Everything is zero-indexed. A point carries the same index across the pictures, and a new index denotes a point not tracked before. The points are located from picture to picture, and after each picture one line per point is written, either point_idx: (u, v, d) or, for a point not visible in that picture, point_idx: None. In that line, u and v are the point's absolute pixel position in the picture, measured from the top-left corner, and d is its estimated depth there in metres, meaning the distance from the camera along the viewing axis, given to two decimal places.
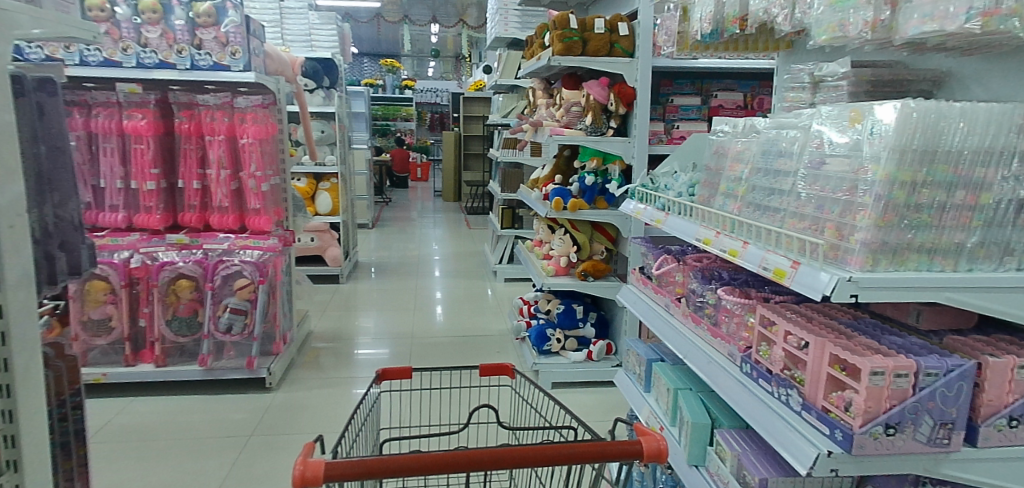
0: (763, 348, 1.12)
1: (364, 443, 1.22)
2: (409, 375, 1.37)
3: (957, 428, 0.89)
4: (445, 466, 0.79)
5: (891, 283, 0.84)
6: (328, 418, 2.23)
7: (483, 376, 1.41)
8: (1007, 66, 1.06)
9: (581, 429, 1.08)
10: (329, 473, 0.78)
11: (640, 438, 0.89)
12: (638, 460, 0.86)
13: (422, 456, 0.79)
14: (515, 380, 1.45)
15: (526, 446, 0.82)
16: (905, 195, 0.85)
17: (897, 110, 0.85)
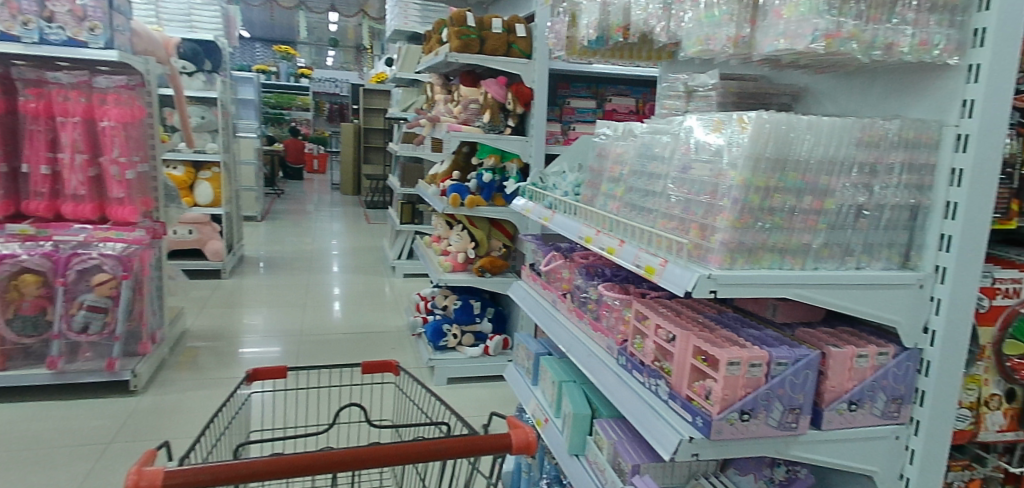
0: (638, 341, 1.17)
1: (223, 449, 1.18)
2: (282, 374, 1.33)
3: (804, 413, 0.97)
4: (301, 469, 0.77)
5: (746, 280, 0.91)
6: (199, 421, 2.12)
7: (365, 374, 1.39)
8: (852, 85, 1.18)
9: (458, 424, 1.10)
10: (167, 481, 0.74)
11: (510, 431, 0.92)
12: (508, 452, 0.89)
13: (274, 460, 0.77)
14: (399, 377, 1.44)
15: (389, 445, 0.82)
16: (759, 199, 0.92)
17: (753, 120, 0.92)
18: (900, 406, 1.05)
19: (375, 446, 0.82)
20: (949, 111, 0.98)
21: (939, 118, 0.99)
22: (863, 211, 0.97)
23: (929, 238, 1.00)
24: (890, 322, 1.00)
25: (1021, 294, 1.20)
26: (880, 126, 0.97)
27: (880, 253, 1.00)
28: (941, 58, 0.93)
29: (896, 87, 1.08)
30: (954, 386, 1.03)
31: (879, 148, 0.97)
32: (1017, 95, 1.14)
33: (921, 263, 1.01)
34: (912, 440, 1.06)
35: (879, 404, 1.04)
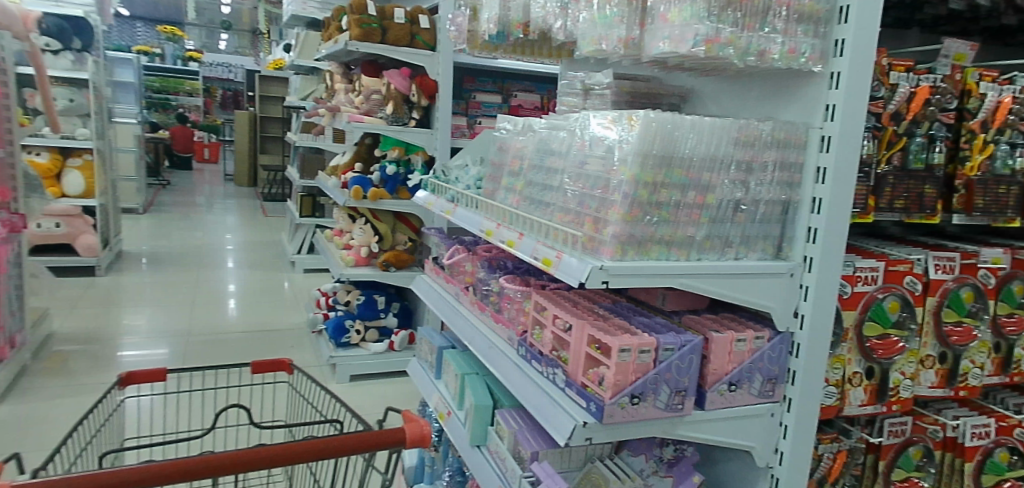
0: (537, 331, 1.20)
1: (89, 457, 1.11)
2: (160, 377, 1.27)
3: (689, 394, 1.03)
4: (171, 476, 0.74)
5: (635, 270, 0.95)
6: (63, 429, 1.96)
7: (256, 373, 1.34)
8: (732, 88, 1.26)
9: (352, 420, 1.09)
10: None
11: (406, 425, 0.92)
12: (402, 447, 0.90)
13: (140, 467, 0.74)
14: (293, 376, 1.40)
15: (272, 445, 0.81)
16: (647, 193, 0.97)
17: (641, 118, 0.96)
18: (774, 386, 1.14)
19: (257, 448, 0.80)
20: (814, 115, 1.07)
21: (806, 120, 1.08)
22: (741, 206, 1.05)
23: (798, 231, 1.09)
24: (765, 308, 1.09)
25: (878, 281, 1.34)
26: (756, 127, 1.04)
27: (756, 245, 1.08)
28: (806, 65, 1.02)
29: (770, 91, 1.16)
30: (820, 366, 1.13)
31: (755, 147, 1.04)
32: (873, 101, 1.28)
33: (792, 254, 1.10)
34: (785, 416, 1.15)
35: (756, 384, 1.12)
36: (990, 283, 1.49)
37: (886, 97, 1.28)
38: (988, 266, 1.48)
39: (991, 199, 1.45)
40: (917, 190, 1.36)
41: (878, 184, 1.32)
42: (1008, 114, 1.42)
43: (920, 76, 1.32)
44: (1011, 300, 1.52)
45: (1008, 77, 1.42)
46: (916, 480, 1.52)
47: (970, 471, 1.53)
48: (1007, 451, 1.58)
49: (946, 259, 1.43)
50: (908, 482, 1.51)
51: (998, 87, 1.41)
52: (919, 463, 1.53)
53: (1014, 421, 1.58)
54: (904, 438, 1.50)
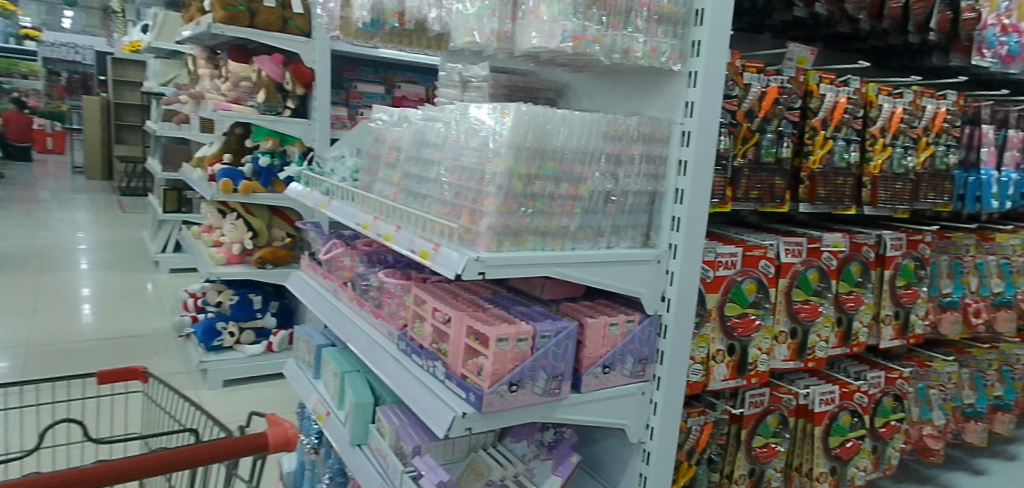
0: (417, 325, 1.17)
1: None
2: None
3: (566, 379, 1.05)
4: None
5: (510, 261, 0.96)
6: None
7: (102, 383, 1.23)
8: (603, 84, 1.31)
9: (213, 427, 1.05)
10: None
11: (269, 429, 0.94)
12: (265, 451, 0.91)
13: None
14: (148, 383, 1.32)
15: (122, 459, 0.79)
16: (522, 185, 0.98)
17: (513, 111, 0.97)
18: (645, 366, 1.21)
19: (38, 474, 0.75)
20: (675, 111, 1.14)
21: (669, 116, 1.15)
22: (612, 197, 1.10)
23: (664, 220, 1.16)
24: (635, 293, 1.15)
25: (737, 265, 1.46)
26: (623, 121, 1.09)
27: (626, 234, 1.14)
28: (667, 64, 1.09)
29: (636, 88, 1.22)
30: (685, 345, 1.21)
31: (622, 141, 1.09)
32: (728, 100, 1.39)
33: (659, 241, 1.17)
34: (655, 394, 1.23)
35: (628, 365, 1.18)
36: (832, 265, 1.67)
37: (739, 96, 1.40)
38: (830, 250, 1.66)
39: (831, 190, 1.61)
40: (768, 181, 1.49)
41: (735, 176, 1.43)
42: (843, 114, 1.60)
43: (769, 77, 1.45)
44: (850, 279, 1.71)
45: (843, 80, 1.60)
46: (774, 445, 1.67)
47: (819, 434, 1.71)
48: (849, 414, 1.77)
49: (795, 243, 1.58)
50: (767, 447, 1.65)
51: (835, 88, 1.58)
52: (776, 429, 1.68)
53: (854, 387, 1.78)
54: (763, 407, 1.65)
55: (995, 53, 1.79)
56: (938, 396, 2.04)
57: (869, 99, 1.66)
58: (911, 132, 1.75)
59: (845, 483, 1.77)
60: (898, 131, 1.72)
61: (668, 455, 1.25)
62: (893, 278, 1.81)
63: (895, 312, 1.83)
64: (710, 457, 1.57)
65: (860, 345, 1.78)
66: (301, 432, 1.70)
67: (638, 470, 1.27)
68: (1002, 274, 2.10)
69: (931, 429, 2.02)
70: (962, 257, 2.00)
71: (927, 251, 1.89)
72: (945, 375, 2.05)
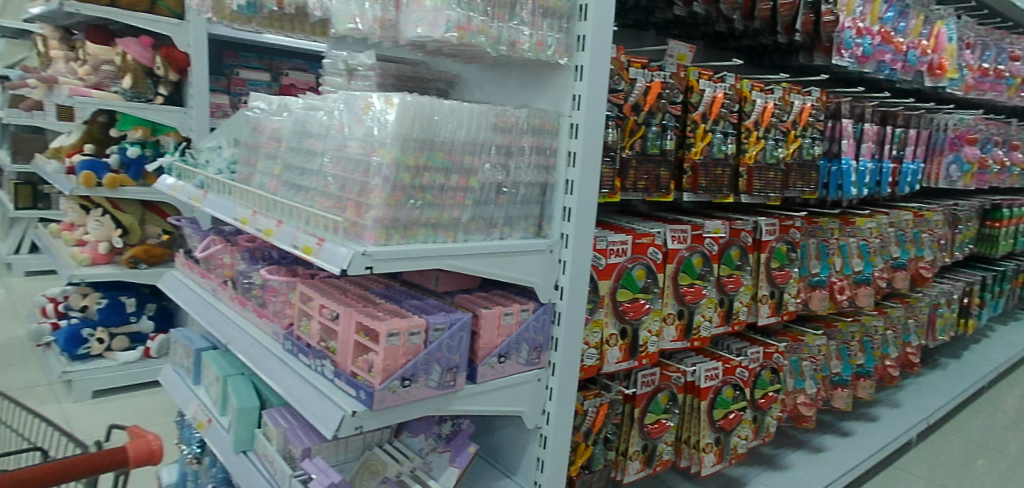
0: (303, 323, 1.13)
1: None
2: None
3: (460, 371, 1.04)
4: None
5: (400, 255, 0.94)
6: None
7: None
8: (493, 76, 1.31)
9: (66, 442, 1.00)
10: None
11: (129, 443, 0.92)
12: (125, 466, 0.90)
13: None
14: None
15: None
16: (409, 176, 0.96)
17: (397, 101, 0.94)
18: (540, 354, 1.23)
19: None
20: (563, 104, 1.16)
21: (557, 109, 1.17)
22: (503, 188, 1.10)
23: (555, 211, 1.19)
24: (528, 283, 1.16)
25: (627, 252, 1.52)
26: (512, 113, 1.09)
27: (518, 225, 1.15)
28: (553, 57, 1.11)
29: (525, 81, 1.24)
30: (578, 331, 1.25)
31: (512, 133, 1.09)
32: (615, 93, 1.44)
33: (551, 232, 1.20)
34: (550, 380, 1.25)
35: (523, 353, 1.20)
36: (714, 250, 1.77)
37: (625, 90, 1.45)
38: (711, 236, 1.75)
39: (711, 179, 1.70)
40: (654, 172, 1.55)
41: (623, 167, 1.48)
42: (720, 108, 1.69)
43: (652, 73, 1.52)
44: (731, 263, 1.82)
45: (720, 77, 1.71)
46: (664, 421, 1.75)
47: (705, 408, 1.81)
48: (732, 388, 1.88)
49: (680, 231, 1.66)
50: (657, 424, 1.73)
51: (713, 84, 1.68)
52: (666, 406, 1.76)
53: (736, 362, 1.90)
54: (654, 386, 1.73)
55: (852, 53, 2.00)
56: (809, 367, 2.22)
57: (744, 95, 1.77)
58: (781, 125, 1.89)
59: (728, 451, 1.88)
60: (769, 125, 1.84)
61: (564, 439, 1.28)
62: (769, 260, 1.95)
63: (771, 292, 1.97)
64: (606, 437, 1.63)
65: (740, 323, 1.90)
66: (181, 441, 1.60)
67: (535, 455, 1.29)
68: (862, 255, 2.31)
69: (804, 397, 2.19)
70: (827, 240, 2.18)
71: (797, 234, 2.04)
72: (815, 347, 2.24)
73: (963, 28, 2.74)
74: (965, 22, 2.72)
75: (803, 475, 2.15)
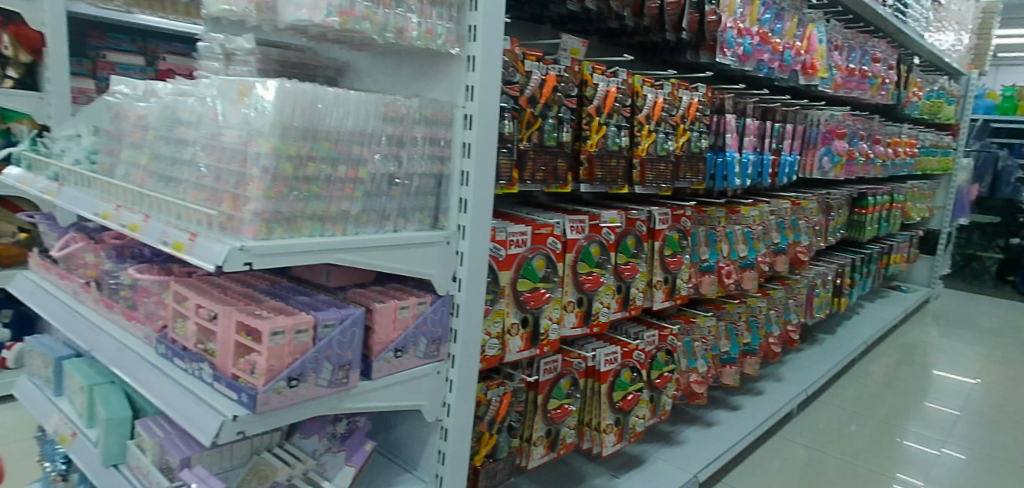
0: (178, 325, 1.06)
1: None
2: None
3: (353, 368, 1.01)
4: None
5: (282, 249, 0.90)
6: None
7: None
8: (384, 64, 1.28)
9: None
10: None
11: None
12: None
13: None
14: None
15: None
16: (292, 167, 0.92)
17: (275, 87, 0.90)
18: (439, 346, 1.21)
19: None
20: (456, 95, 1.15)
21: (449, 99, 1.16)
22: (395, 179, 1.07)
23: (451, 202, 1.18)
24: (425, 275, 1.14)
25: (527, 243, 1.54)
26: (402, 103, 1.07)
27: (412, 217, 1.13)
28: (444, 47, 1.10)
29: (416, 71, 1.22)
30: (476, 323, 1.24)
31: (403, 123, 1.07)
32: (510, 85, 1.45)
33: (447, 223, 1.18)
34: (449, 372, 1.24)
35: (421, 347, 1.18)
36: (611, 239, 1.81)
37: (521, 82, 1.47)
38: (608, 226, 1.80)
39: (606, 171, 1.74)
40: (552, 163, 1.57)
41: (520, 158, 1.49)
42: (613, 102, 1.74)
43: (548, 66, 1.54)
44: (627, 251, 1.87)
45: (612, 72, 1.76)
46: (567, 406, 1.79)
47: (605, 391, 1.86)
48: (630, 370, 1.94)
49: (579, 221, 1.70)
50: (560, 409, 1.76)
51: (606, 79, 1.72)
52: (568, 391, 1.80)
53: (633, 346, 1.96)
54: (556, 372, 1.77)
55: (733, 52, 2.11)
56: (701, 347, 2.33)
57: (635, 90, 1.83)
58: (670, 119, 1.96)
59: (628, 431, 1.94)
60: (660, 119, 1.91)
61: (464, 430, 1.28)
62: (662, 248, 2.02)
63: (664, 278, 2.05)
64: (510, 424, 1.64)
65: (637, 308, 1.96)
66: (43, 459, 1.47)
67: (436, 448, 1.27)
68: (746, 241, 2.45)
69: (696, 376, 2.30)
70: (716, 228, 2.30)
71: (688, 223, 2.13)
72: (706, 328, 2.35)
73: (832, 31, 2.96)
74: (834, 26, 2.94)
75: (697, 449, 2.27)
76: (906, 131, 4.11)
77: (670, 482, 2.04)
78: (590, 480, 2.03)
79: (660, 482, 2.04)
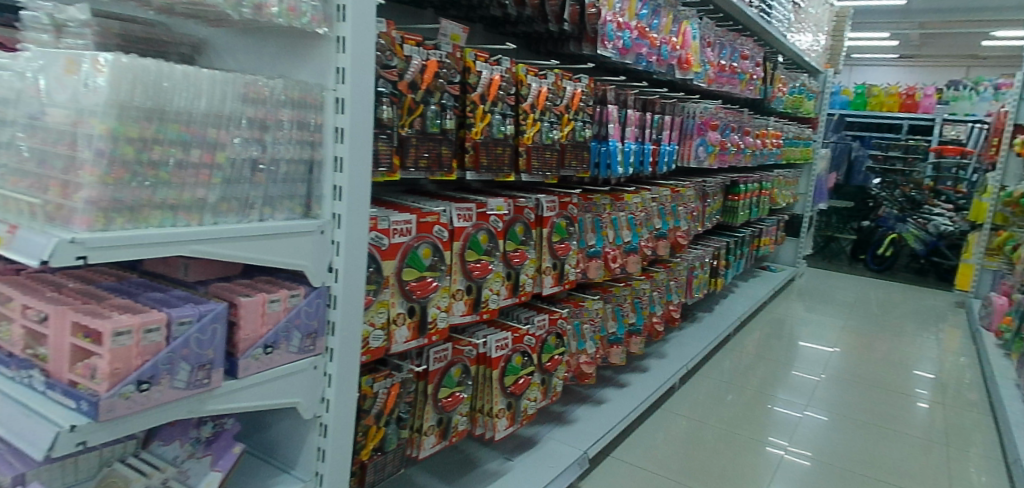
0: (3, 329, 0.94)
1: None
2: None
3: (215, 367, 0.95)
4: None
5: (124, 241, 0.82)
6: None
7: None
8: (247, 42, 1.20)
9: None
10: None
11: None
12: None
13: None
14: None
15: None
16: (133, 151, 0.84)
17: (110, 62, 0.81)
18: (315, 340, 1.16)
19: None
20: (326, 77, 1.10)
21: (318, 81, 1.11)
22: (259, 165, 1.01)
23: (324, 190, 1.13)
24: (296, 266, 1.09)
25: (411, 232, 1.51)
26: (264, 84, 1.01)
27: (280, 205, 1.07)
28: (309, 26, 1.05)
29: (282, 51, 1.15)
30: (354, 314, 1.20)
31: (266, 105, 1.01)
32: (388, 70, 1.41)
33: (321, 212, 1.13)
34: (327, 366, 1.19)
35: (295, 341, 1.12)
36: (498, 227, 1.81)
37: (400, 67, 1.43)
38: (495, 214, 1.80)
39: (492, 158, 1.74)
40: (435, 150, 1.54)
41: (401, 145, 1.46)
42: (497, 90, 1.73)
43: (428, 52, 1.52)
44: (515, 238, 1.88)
45: (495, 60, 1.76)
46: (458, 394, 1.78)
47: (496, 376, 1.87)
48: (520, 355, 1.96)
49: (465, 209, 1.68)
50: (451, 397, 1.76)
51: (489, 67, 1.72)
52: (459, 379, 1.79)
53: (524, 331, 1.98)
54: (446, 361, 1.75)
55: (613, 45, 2.18)
56: (589, 330, 2.40)
57: (519, 78, 1.84)
58: (555, 109, 1.99)
59: (519, 414, 1.96)
60: (544, 108, 1.93)
61: (345, 425, 1.24)
62: (550, 235, 2.05)
63: (553, 264, 2.08)
64: (399, 416, 1.61)
65: (527, 294, 1.98)
66: None
67: (315, 445, 1.22)
68: (630, 227, 2.54)
69: (586, 357, 2.37)
70: (601, 214, 2.36)
71: (574, 210, 2.18)
72: (594, 311, 2.42)
73: (704, 28, 3.12)
74: (706, 23, 3.10)
75: (586, 427, 2.34)
76: (772, 123, 4.43)
77: (562, 461, 2.09)
78: (483, 465, 2.04)
79: (552, 461, 2.08)
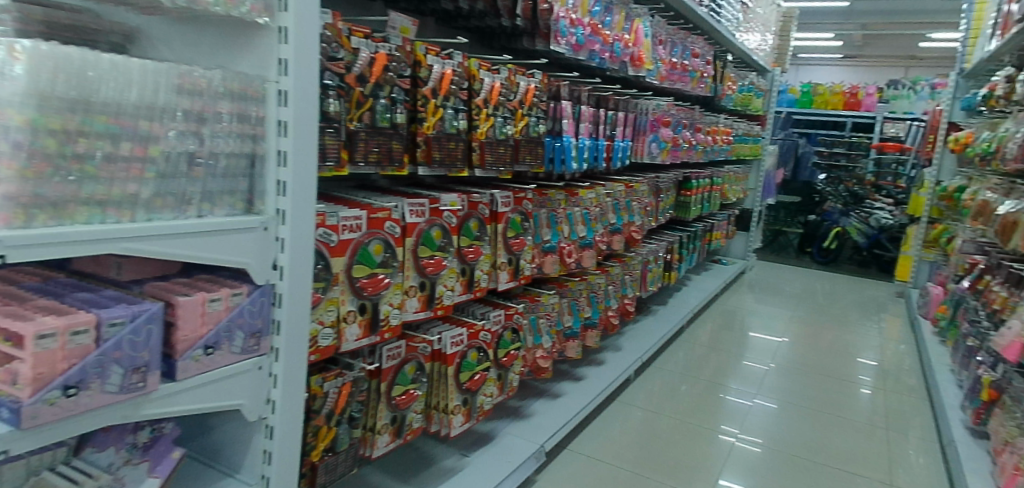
0: None
1: None
2: None
3: (150, 370, 0.91)
4: None
5: (47, 238, 0.78)
6: None
7: None
8: (183, 32, 1.16)
9: None
10: None
11: None
12: None
13: None
14: None
15: None
16: (56, 144, 0.80)
17: (28, 50, 0.77)
18: (260, 340, 1.12)
19: None
20: (268, 68, 1.07)
21: (260, 73, 1.07)
22: (197, 159, 0.97)
23: (267, 185, 1.09)
24: (238, 264, 1.05)
25: (362, 228, 1.48)
26: (201, 75, 0.97)
27: (220, 201, 1.03)
28: (250, 15, 1.01)
29: (221, 41, 1.11)
30: (301, 313, 1.17)
31: (203, 96, 0.97)
32: (335, 62, 1.38)
33: (264, 207, 1.09)
34: (273, 367, 1.16)
35: (238, 341, 1.08)
36: (452, 222, 1.80)
37: (347, 59, 1.40)
38: (449, 209, 1.78)
39: (444, 153, 1.72)
40: (386, 145, 1.52)
41: (350, 139, 1.43)
42: (449, 84, 1.71)
43: (377, 44, 1.49)
44: (470, 234, 1.87)
45: (447, 54, 1.74)
46: (412, 391, 1.76)
47: (452, 373, 1.86)
48: (476, 351, 1.95)
49: (418, 204, 1.66)
50: (405, 394, 1.74)
51: (441, 60, 1.69)
52: (414, 376, 1.77)
53: (479, 327, 1.97)
54: (400, 358, 1.73)
55: (567, 41, 2.18)
56: (545, 324, 2.41)
57: (472, 73, 1.82)
58: (508, 104, 1.98)
59: (475, 410, 1.96)
60: (498, 103, 1.92)
61: (292, 426, 1.21)
62: (505, 230, 2.05)
63: (508, 259, 2.08)
64: (351, 415, 1.58)
65: (482, 290, 1.97)
66: None
67: (261, 448, 1.19)
68: (584, 222, 2.55)
69: (542, 352, 2.37)
70: (556, 210, 2.37)
71: (529, 205, 2.17)
72: (550, 305, 2.43)
73: (656, 26, 3.16)
74: (658, 21, 3.14)
75: (543, 421, 2.34)
76: (722, 120, 4.52)
77: (519, 455, 2.09)
78: (440, 462, 2.02)
79: (509, 456, 2.08)
